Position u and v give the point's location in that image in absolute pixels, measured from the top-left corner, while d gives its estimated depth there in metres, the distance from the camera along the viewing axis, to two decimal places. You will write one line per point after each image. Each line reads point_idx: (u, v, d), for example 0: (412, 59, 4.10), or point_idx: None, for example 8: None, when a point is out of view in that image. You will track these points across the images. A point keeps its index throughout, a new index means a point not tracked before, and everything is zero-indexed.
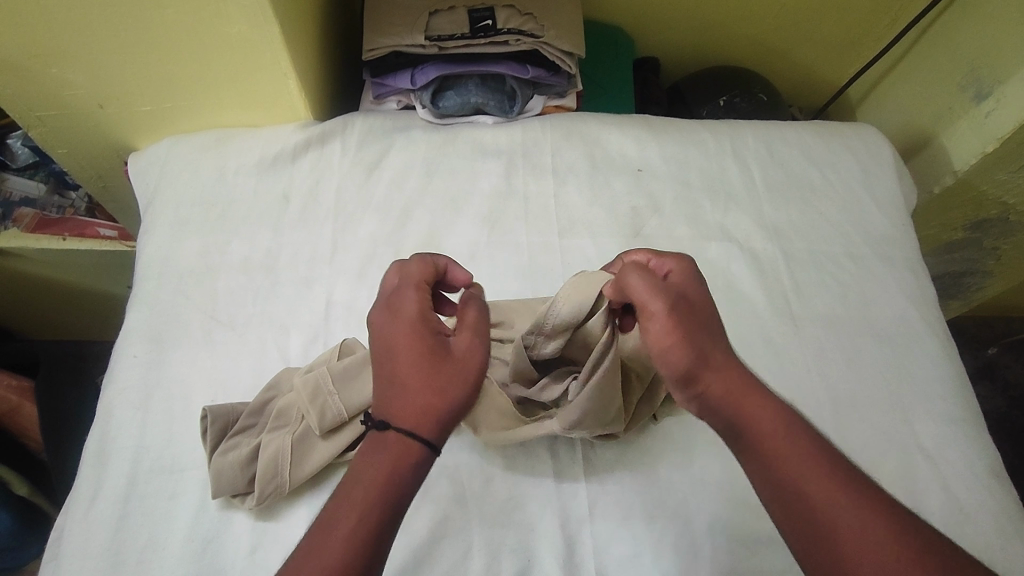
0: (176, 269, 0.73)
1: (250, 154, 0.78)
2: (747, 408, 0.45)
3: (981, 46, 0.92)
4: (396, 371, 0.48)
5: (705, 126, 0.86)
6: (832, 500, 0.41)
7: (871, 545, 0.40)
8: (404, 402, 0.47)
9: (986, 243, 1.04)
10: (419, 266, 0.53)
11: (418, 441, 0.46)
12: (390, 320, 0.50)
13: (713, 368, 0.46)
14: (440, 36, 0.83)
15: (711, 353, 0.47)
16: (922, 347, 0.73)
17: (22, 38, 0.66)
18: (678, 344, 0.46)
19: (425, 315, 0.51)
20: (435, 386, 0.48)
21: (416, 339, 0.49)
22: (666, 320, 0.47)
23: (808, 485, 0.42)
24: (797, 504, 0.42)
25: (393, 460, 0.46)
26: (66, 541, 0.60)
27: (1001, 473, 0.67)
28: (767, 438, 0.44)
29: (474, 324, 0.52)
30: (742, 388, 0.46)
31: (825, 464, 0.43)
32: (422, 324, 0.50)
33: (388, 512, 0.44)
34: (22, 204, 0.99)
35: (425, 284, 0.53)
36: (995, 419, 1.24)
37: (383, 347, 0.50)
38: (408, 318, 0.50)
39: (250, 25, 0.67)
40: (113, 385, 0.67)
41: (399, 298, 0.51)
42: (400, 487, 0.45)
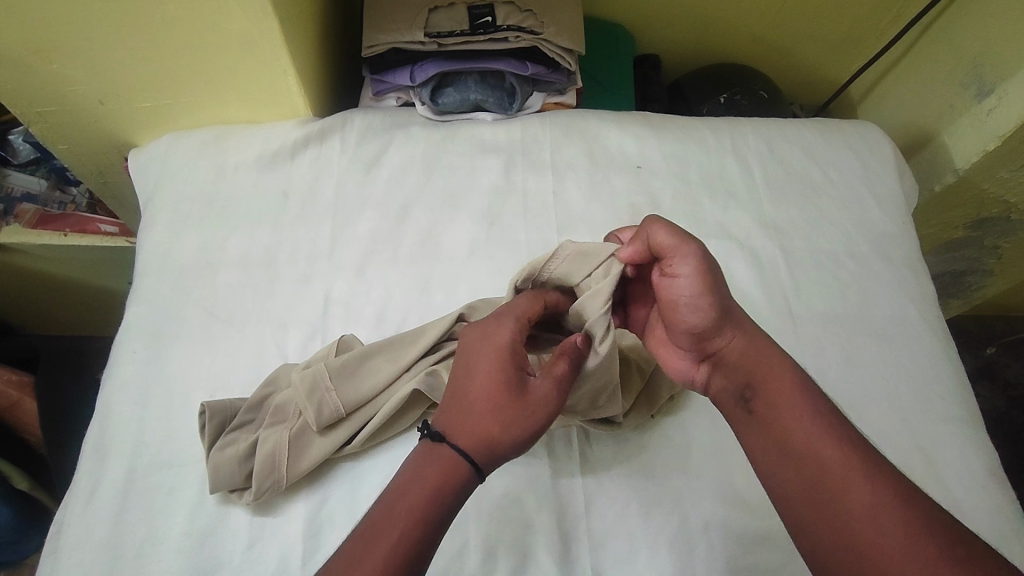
0: (176, 264, 0.73)
1: (249, 150, 0.78)
2: (759, 366, 0.52)
3: (984, 44, 0.92)
4: (471, 393, 0.51)
5: (704, 123, 0.86)
6: (831, 454, 0.46)
7: (866, 492, 0.44)
8: (466, 423, 0.50)
9: (987, 242, 1.03)
10: (530, 303, 0.57)
11: (466, 464, 0.49)
12: (481, 341, 0.53)
13: (734, 325, 0.53)
14: (440, 32, 0.83)
15: (733, 310, 0.54)
16: (921, 345, 0.73)
17: (23, 34, 0.66)
18: (704, 298, 0.53)
19: (516, 351, 0.53)
20: (497, 417, 0.50)
21: (498, 370, 0.51)
22: (693, 272, 0.53)
23: (810, 439, 0.47)
24: (798, 456, 0.47)
25: (441, 478, 0.48)
26: (65, 535, 0.60)
27: (998, 472, 0.67)
28: (769, 384, 0.51)
29: (559, 373, 0.52)
30: (755, 346, 0.53)
31: (826, 423, 0.48)
32: (508, 355, 0.52)
33: (428, 532, 0.46)
34: (24, 200, 0.99)
35: (526, 319, 0.55)
36: (994, 419, 1.23)
37: (469, 365, 0.53)
38: (498, 345, 0.53)
39: (250, 23, 0.67)
40: (112, 380, 0.67)
41: (499, 325, 0.54)
42: (441, 507, 0.47)
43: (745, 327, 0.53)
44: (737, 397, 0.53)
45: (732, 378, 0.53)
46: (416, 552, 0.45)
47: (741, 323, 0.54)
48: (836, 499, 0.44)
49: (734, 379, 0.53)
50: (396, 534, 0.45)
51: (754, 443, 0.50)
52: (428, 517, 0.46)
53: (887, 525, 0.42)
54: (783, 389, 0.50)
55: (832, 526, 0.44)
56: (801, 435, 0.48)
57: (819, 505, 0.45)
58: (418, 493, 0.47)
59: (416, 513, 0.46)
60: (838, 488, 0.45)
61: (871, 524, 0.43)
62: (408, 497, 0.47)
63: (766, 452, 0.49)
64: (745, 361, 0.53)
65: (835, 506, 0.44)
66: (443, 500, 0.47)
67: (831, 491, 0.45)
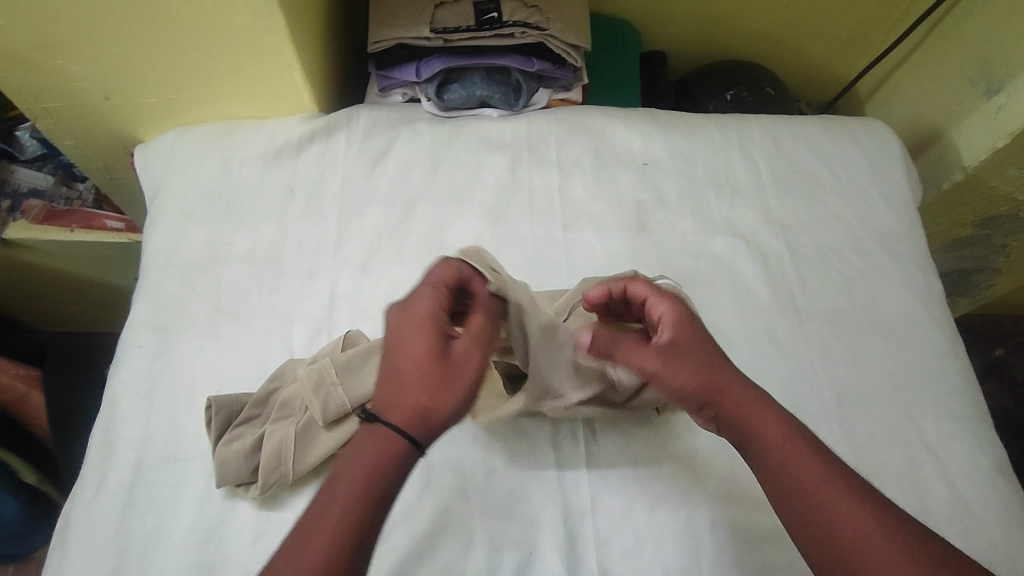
0: (182, 259, 0.73)
1: (255, 146, 0.78)
2: (748, 416, 0.50)
3: (993, 40, 0.91)
4: (398, 367, 0.50)
5: (710, 120, 0.85)
6: (821, 481, 0.47)
7: (855, 517, 0.46)
8: (397, 400, 0.49)
9: (995, 240, 1.03)
10: (444, 268, 0.54)
11: (403, 439, 0.48)
12: (403, 316, 0.52)
13: (723, 395, 0.51)
14: (445, 28, 0.83)
15: (714, 377, 0.51)
16: (928, 343, 0.73)
17: (29, 29, 0.66)
18: (681, 383, 0.51)
19: (436, 317, 0.52)
20: (427, 386, 0.49)
21: (421, 339, 0.51)
22: (660, 365, 0.52)
23: (801, 469, 0.48)
24: (795, 488, 0.48)
25: (376, 458, 0.47)
26: (72, 528, 0.60)
27: (1006, 471, 0.66)
28: (763, 435, 0.50)
29: (479, 332, 0.53)
30: (747, 406, 0.51)
31: (811, 447, 0.49)
32: (430, 324, 0.51)
33: (367, 516, 0.46)
34: (30, 196, 0.99)
35: (443, 284, 0.54)
36: (1001, 418, 1.23)
37: (395, 344, 0.51)
38: (419, 317, 0.52)
39: (256, 18, 0.67)
40: (118, 375, 0.67)
41: (417, 298, 0.53)
42: (379, 482, 0.47)
43: (736, 395, 0.51)
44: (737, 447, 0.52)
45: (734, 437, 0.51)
46: (355, 538, 0.45)
47: (732, 390, 0.51)
48: (830, 526, 0.46)
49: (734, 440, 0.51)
50: (329, 527, 0.45)
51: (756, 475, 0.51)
52: (365, 501, 0.46)
53: (879, 548, 0.44)
54: (768, 421, 0.50)
55: (831, 552, 0.46)
56: (793, 465, 0.48)
57: (816, 532, 0.46)
58: (350, 485, 0.47)
59: (351, 501, 0.46)
60: (829, 514, 0.46)
61: (863, 546, 0.45)
62: (337, 490, 0.47)
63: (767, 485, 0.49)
64: (741, 421, 0.51)
65: (829, 533, 0.46)
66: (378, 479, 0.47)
67: (825, 518, 0.46)
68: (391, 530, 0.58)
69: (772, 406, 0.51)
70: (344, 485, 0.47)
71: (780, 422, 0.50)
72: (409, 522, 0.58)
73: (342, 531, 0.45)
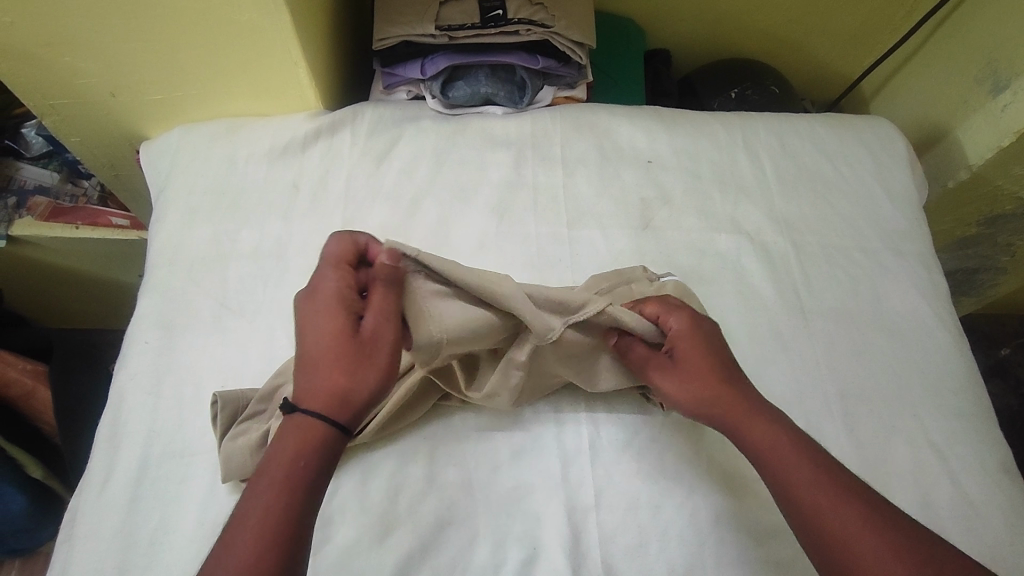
0: (187, 256, 0.73)
1: (260, 143, 0.79)
2: (744, 426, 0.54)
3: (999, 38, 0.91)
4: (309, 353, 0.51)
5: (715, 118, 0.85)
6: (812, 486, 0.50)
7: (845, 517, 0.48)
8: (314, 385, 0.50)
9: (1000, 239, 1.02)
10: (338, 245, 0.54)
11: (323, 423, 0.49)
12: (308, 302, 0.52)
13: (714, 408, 0.56)
14: (450, 25, 0.83)
15: (704, 392, 0.56)
16: (933, 341, 0.73)
17: (36, 26, 0.66)
18: (675, 399, 0.57)
19: (343, 296, 0.52)
20: (339, 367, 0.50)
21: (328, 322, 0.51)
22: (659, 383, 0.58)
23: (795, 474, 0.51)
24: (791, 492, 0.50)
25: (302, 444, 0.48)
26: (79, 522, 0.60)
27: (1011, 469, 0.66)
28: (760, 440, 0.53)
29: (383, 304, 0.52)
30: (737, 415, 0.55)
31: (803, 453, 0.52)
32: (335, 306, 0.51)
33: (300, 498, 0.47)
34: (36, 193, 0.99)
35: (343, 263, 0.53)
36: (1006, 418, 1.22)
37: (304, 329, 0.52)
38: (323, 300, 0.52)
39: (261, 16, 0.67)
40: (125, 370, 0.68)
41: (320, 281, 0.53)
42: (308, 463, 0.48)
43: (727, 409, 0.55)
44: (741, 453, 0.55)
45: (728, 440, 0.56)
46: (290, 519, 0.46)
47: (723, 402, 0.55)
48: (822, 526, 0.48)
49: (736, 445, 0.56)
50: (258, 518, 0.45)
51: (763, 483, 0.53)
52: (293, 491, 0.47)
53: (868, 549, 0.46)
54: (762, 430, 0.53)
55: (826, 551, 0.48)
56: (788, 471, 0.51)
57: (813, 534, 0.49)
58: (276, 475, 0.47)
59: (279, 490, 0.47)
60: (820, 515, 0.49)
61: (854, 544, 0.47)
62: (264, 485, 0.47)
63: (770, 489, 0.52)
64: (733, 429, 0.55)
65: (822, 534, 0.48)
66: (301, 469, 0.48)
67: (817, 518, 0.49)
68: (395, 525, 0.58)
69: (775, 417, 0.54)
70: (271, 479, 0.47)
71: (782, 432, 0.53)
72: (413, 518, 0.58)
73: (270, 524, 0.45)
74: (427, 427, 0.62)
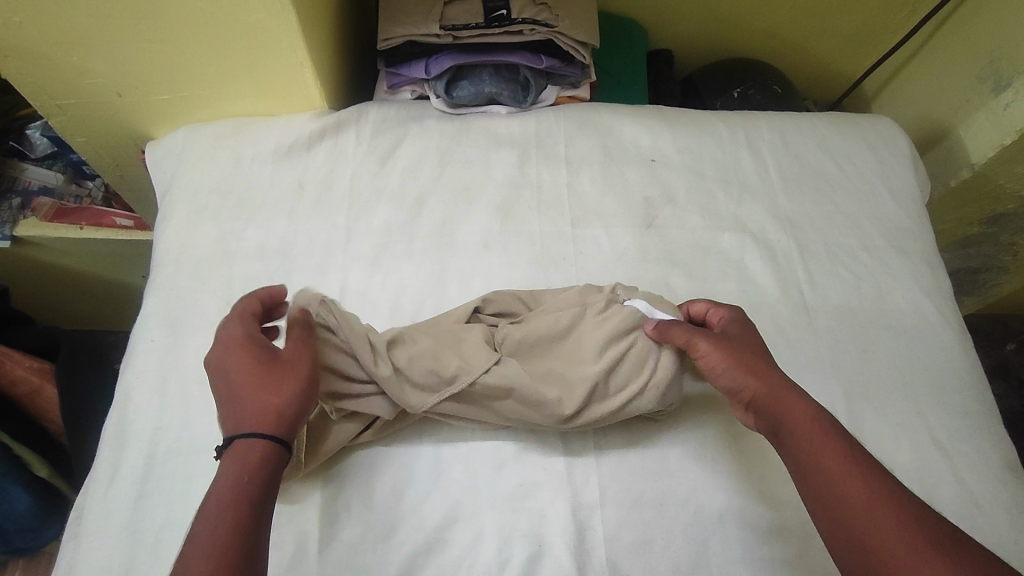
0: (193, 255, 0.74)
1: (265, 142, 0.79)
2: (781, 406, 0.54)
3: (1001, 37, 0.91)
4: (233, 387, 0.52)
5: (718, 117, 0.86)
6: (833, 460, 0.50)
7: (867, 496, 0.48)
8: (244, 413, 0.50)
9: (1002, 238, 1.03)
10: (247, 301, 0.58)
11: (263, 443, 0.49)
12: (220, 347, 0.54)
13: (758, 376, 0.56)
14: (454, 25, 0.83)
15: (753, 364, 0.57)
16: (937, 338, 0.73)
17: (45, 26, 0.67)
18: (727, 363, 0.57)
19: (251, 334, 0.55)
20: (268, 389, 0.51)
21: (246, 355, 0.53)
22: (714, 349, 0.58)
23: (818, 451, 0.51)
24: (816, 478, 0.50)
25: (245, 464, 0.48)
26: (86, 519, 0.61)
27: (1015, 466, 0.66)
28: (788, 418, 0.54)
29: (298, 336, 0.56)
30: (778, 390, 0.55)
31: (828, 431, 0.52)
32: (251, 341, 0.54)
33: (250, 506, 0.47)
34: (41, 193, 1.00)
35: (251, 309, 0.57)
36: (1009, 418, 1.22)
37: (223, 369, 0.53)
38: (236, 340, 0.54)
39: (267, 15, 0.67)
40: (131, 368, 0.68)
41: (229, 328, 0.55)
42: (258, 474, 0.48)
43: (767, 377, 0.56)
44: (772, 435, 0.55)
45: (763, 419, 0.55)
46: (245, 525, 0.46)
47: (767, 373, 0.56)
48: (845, 508, 0.48)
49: (764, 422, 0.55)
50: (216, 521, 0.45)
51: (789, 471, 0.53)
52: (244, 508, 0.46)
53: (885, 525, 0.46)
54: (793, 407, 0.54)
55: (848, 535, 0.48)
56: (812, 451, 0.51)
57: (835, 518, 0.48)
58: (233, 479, 0.47)
59: (233, 496, 0.46)
60: (842, 500, 0.48)
61: (873, 525, 0.47)
62: (218, 492, 0.47)
63: (797, 477, 0.52)
64: (770, 403, 0.55)
65: (842, 512, 0.48)
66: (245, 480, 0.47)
67: (841, 502, 0.49)
68: (401, 522, 0.58)
69: (812, 402, 0.55)
70: (224, 496, 0.46)
71: (817, 416, 0.53)
72: (417, 516, 0.58)
73: (230, 526, 0.45)
74: (432, 427, 0.62)
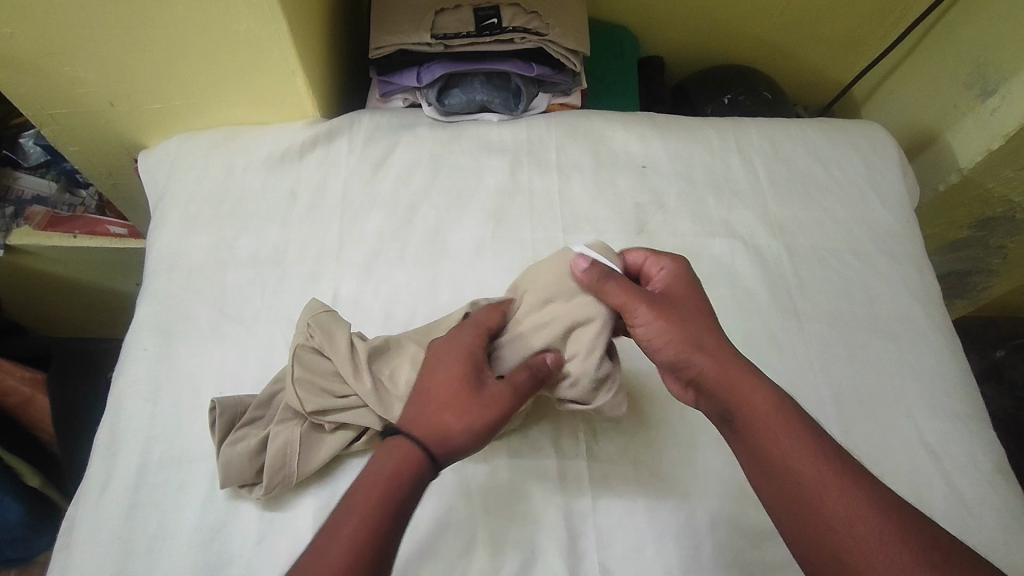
0: (185, 264, 0.74)
1: (258, 151, 0.79)
2: (735, 390, 0.52)
3: (986, 44, 0.92)
4: (432, 391, 0.53)
5: (708, 123, 0.86)
6: (798, 457, 0.48)
7: (840, 497, 0.46)
8: (423, 420, 0.51)
9: (991, 242, 1.03)
10: (490, 313, 0.59)
11: (421, 458, 0.49)
12: (444, 348, 0.56)
13: (704, 352, 0.54)
14: (445, 34, 0.84)
15: (700, 339, 0.54)
16: (926, 342, 0.73)
17: (37, 37, 0.67)
18: (669, 336, 0.54)
19: (475, 352, 0.55)
20: (458, 412, 0.51)
21: (458, 369, 0.54)
22: (651, 318, 0.55)
23: (782, 447, 0.49)
24: (778, 472, 0.49)
25: (395, 468, 0.48)
26: (77, 529, 0.61)
27: (1004, 468, 0.67)
28: (746, 409, 0.51)
29: (514, 373, 0.55)
30: (729, 371, 0.53)
31: (789, 424, 0.50)
32: (472, 358, 0.55)
33: (387, 518, 0.46)
34: (34, 203, 1.00)
35: (489, 328, 0.58)
36: (1001, 420, 1.23)
37: (432, 369, 0.54)
38: (462, 350, 0.55)
39: (258, 24, 0.67)
40: (123, 377, 0.68)
41: (462, 333, 0.57)
42: (402, 488, 0.48)
43: (716, 356, 0.54)
44: (722, 421, 0.53)
45: (712, 401, 0.54)
46: (378, 534, 0.45)
47: (714, 350, 0.54)
48: (816, 511, 0.46)
49: (714, 405, 0.54)
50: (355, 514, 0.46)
51: (746, 462, 0.52)
52: (380, 516, 0.46)
53: (861, 528, 0.44)
54: (752, 395, 0.52)
55: (814, 535, 0.46)
56: (774, 446, 0.49)
57: (801, 516, 0.47)
58: (387, 473, 0.48)
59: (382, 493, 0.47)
60: (811, 500, 0.47)
61: (847, 529, 0.45)
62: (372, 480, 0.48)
63: (756, 470, 0.50)
64: (721, 386, 0.53)
65: (812, 513, 0.46)
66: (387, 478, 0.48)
67: (808, 500, 0.47)
68: None
69: (771, 387, 0.52)
70: (364, 495, 0.47)
71: (778, 404, 0.51)
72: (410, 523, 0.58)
73: (365, 532, 0.45)
74: None
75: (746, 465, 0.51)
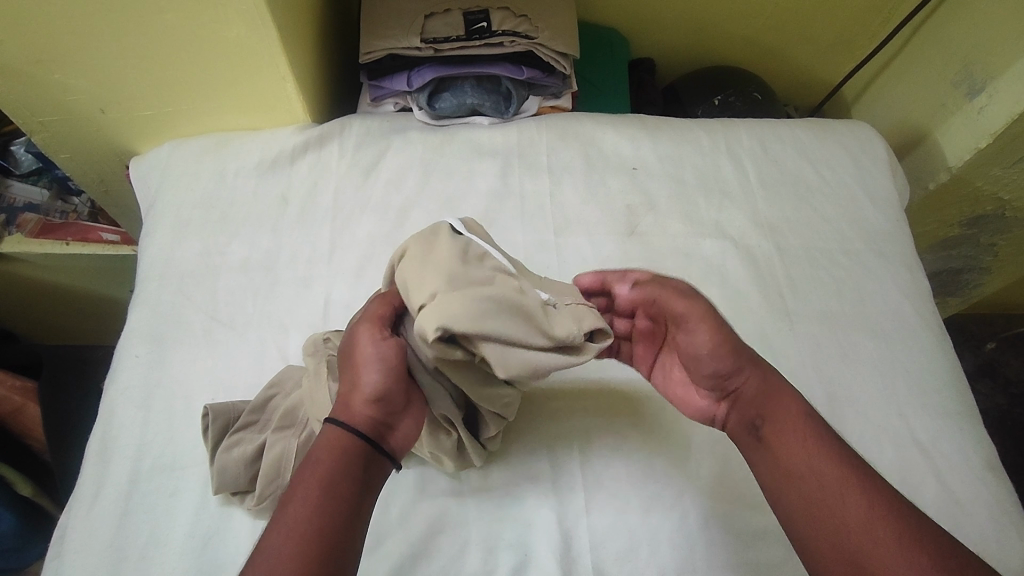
0: (177, 270, 0.74)
1: (249, 156, 0.79)
2: (769, 401, 0.53)
3: (973, 42, 0.93)
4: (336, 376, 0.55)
5: (698, 124, 0.87)
6: (822, 465, 0.48)
7: (863, 506, 0.46)
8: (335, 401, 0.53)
9: (982, 239, 1.04)
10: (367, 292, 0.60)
11: (340, 430, 0.50)
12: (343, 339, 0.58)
13: (753, 366, 0.55)
14: (436, 38, 0.85)
15: (748, 353, 0.55)
16: (917, 339, 0.74)
17: (27, 44, 0.67)
18: (727, 347, 0.54)
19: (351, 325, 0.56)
20: (347, 377, 0.52)
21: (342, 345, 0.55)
22: (707, 325, 0.54)
23: (807, 455, 0.49)
24: (800, 478, 0.49)
25: (319, 449, 0.50)
26: (69, 538, 0.60)
27: (995, 464, 0.67)
28: (778, 417, 0.52)
29: (371, 314, 0.54)
30: (771, 385, 0.54)
31: (818, 434, 0.50)
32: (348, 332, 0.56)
33: (330, 496, 0.47)
34: (26, 210, 1.00)
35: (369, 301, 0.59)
36: (995, 416, 1.24)
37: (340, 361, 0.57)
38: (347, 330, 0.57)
39: (247, 31, 0.68)
40: (114, 385, 0.68)
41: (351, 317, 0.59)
42: (342, 465, 0.49)
43: (761, 368, 0.55)
44: (748, 429, 0.54)
45: (744, 411, 0.54)
46: (323, 512, 0.46)
47: (757, 364, 0.55)
48: (838, 519, 0.46)
49: (744, 414, 0.54)
50: (297, 502, 0.46)
51: (762, 468, 0.52)
52: (325, 493, 0.47)
53: (880, 539, 0.44)
54: (783, 405, 0.53)
55: (834, 541, 0.46)
56: (799, 453, 0.50)
57: (820, 522, 0.47)
58: (324, 459, 0.49)
59: (324, 481, 0.47)
60: (834, 506, 0.47)
61: (870, 538, 0.44)
62: (314, 470, 0.48)
63: (774, 477, 0.51)
64: (762, 398, 0.54)
65: (834, 521, 0.46)
66: (323, 466, 0.48)
67: (830, 504, 0.47)
68: (387, 534, 0.58)
69: (800, 400, 0.53)
70: (309, 477, 0.48)
71: (808, 416, 0.52)
72: (405, 527, 0.58)
73: (311, 508, 0.46)
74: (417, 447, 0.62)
75: (767, 472, 0.51)
